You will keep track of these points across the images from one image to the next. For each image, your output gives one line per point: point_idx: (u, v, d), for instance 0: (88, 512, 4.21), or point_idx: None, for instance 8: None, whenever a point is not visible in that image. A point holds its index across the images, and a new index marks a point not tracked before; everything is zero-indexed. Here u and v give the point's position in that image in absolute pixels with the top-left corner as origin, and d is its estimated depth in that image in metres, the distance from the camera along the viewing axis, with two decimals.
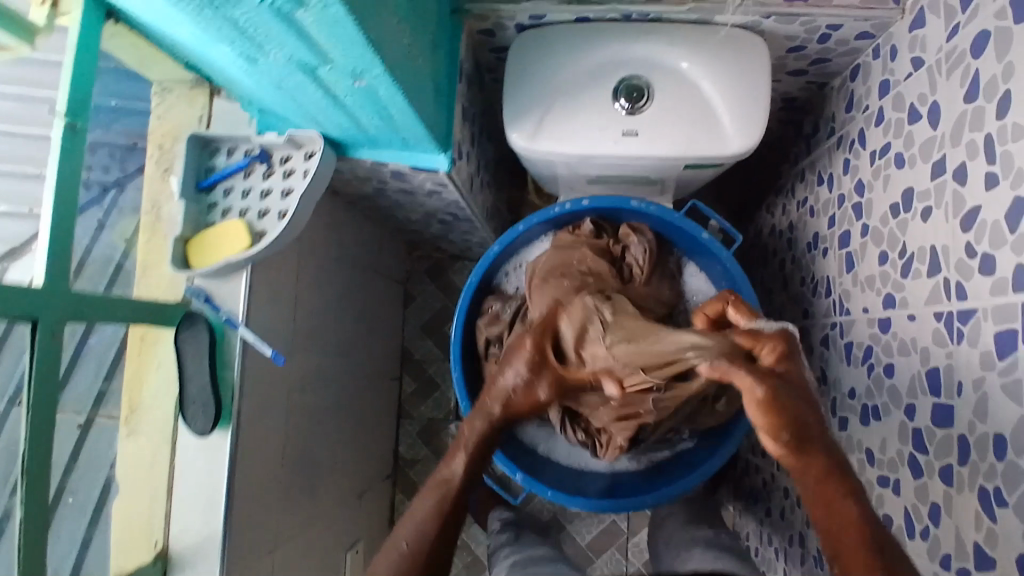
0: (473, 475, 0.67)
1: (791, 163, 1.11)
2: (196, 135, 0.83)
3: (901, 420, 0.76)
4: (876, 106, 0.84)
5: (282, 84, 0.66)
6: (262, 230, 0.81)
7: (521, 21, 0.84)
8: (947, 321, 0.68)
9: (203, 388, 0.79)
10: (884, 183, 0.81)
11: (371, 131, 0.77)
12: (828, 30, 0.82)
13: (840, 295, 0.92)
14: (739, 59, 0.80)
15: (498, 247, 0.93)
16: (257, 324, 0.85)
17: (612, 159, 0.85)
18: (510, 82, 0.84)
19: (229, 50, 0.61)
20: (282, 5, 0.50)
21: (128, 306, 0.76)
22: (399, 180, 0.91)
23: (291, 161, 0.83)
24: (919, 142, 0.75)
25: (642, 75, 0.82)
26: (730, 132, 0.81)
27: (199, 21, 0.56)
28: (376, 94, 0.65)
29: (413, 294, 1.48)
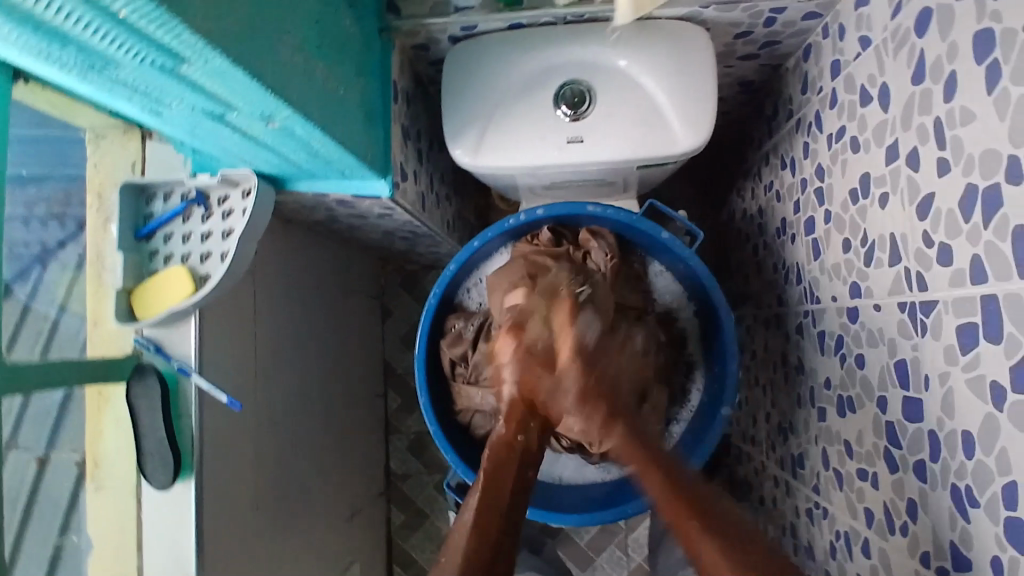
0: (502, 511, 0.61)
1: (755, 146, 1.07)
2: (129, 183, 0.80)
3: (875, 413, 0.74)
4: (829, 87, 0.80)
5: (197, 130, 0.63)
6: (205, 273, 0.79)
7: (454, 34, 0.81)
8: (911, 312, 0.65)
9: (159, 442, 0.77)
10: (842, 168, 0.78)
11: (304, 165, 0.74)
12: (772, 14, 0.78)
13: (808, 284, 0.89)
14: (681, 52, 0.77)
15: (454, 266, 0.90)
16: (210, 368, 0.83)
17: (559, 167, 0.82)
18: (447, 98, 0.81)
19: (131, 104, 0.58)
20: (162, 62, 0.47)
21: (71, 366, 0.73)
22: (345, 207, 0.88)
23: (228, 200, 0.80)
24: (872, 126, 0.71)
25: (583, 78, 0.79)
26: (677, 130, 0.78)
27: (89, 81, 0.53)
28: (294, 132, 0.62)
29: (391, 308, 1.46)
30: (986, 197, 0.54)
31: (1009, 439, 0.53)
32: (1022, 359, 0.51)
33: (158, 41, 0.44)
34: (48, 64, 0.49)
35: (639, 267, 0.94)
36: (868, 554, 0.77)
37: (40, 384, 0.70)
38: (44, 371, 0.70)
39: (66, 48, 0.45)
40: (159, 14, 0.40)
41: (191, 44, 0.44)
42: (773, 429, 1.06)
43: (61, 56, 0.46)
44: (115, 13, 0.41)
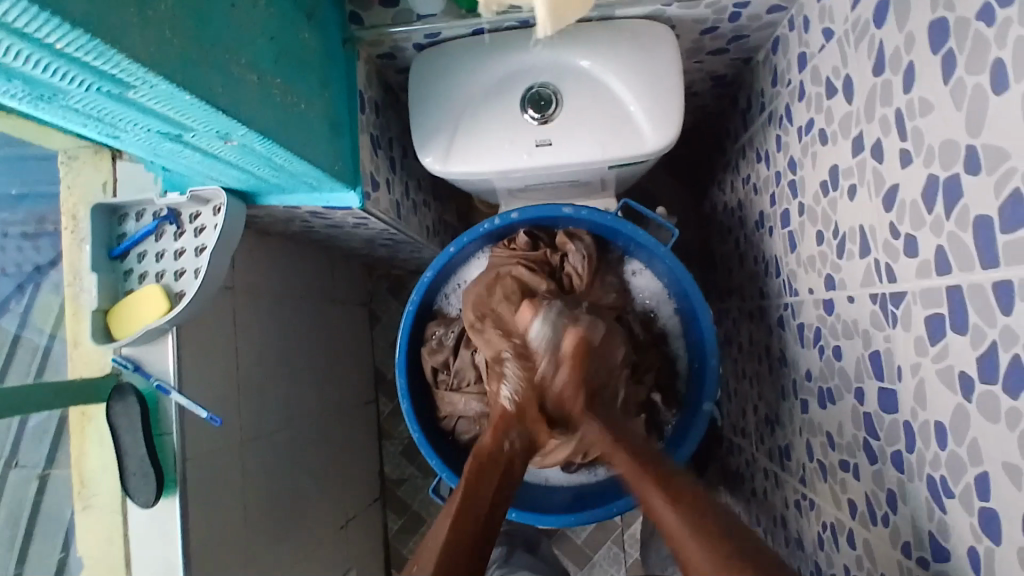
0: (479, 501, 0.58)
1: (733, 139, 1.07)
2: (101, 204, 0.80)
3: (853, 404, 0.74)
4: (797, 79, 0.80)
5: (159, 151, 0.63)
6: (180, 290, 0.79)
7: (419, 41, 0.81)
8: (882, 303, 0.65)
9: (141, 459, 0.78)
10: (812, 161, 0.78)
11: (272, 179, 0.74)
12: (736, 9, 0.78)
13: (787, 276, 0.89)
14: (646, 51, 0.76)
15: (431, 272, 0.90)
16: (190, 384, 0.83)
17: (530, 170, 0.82)
18: (414, 107, 0.81)
19: (88, 129, 0.58)
20: (108, 88, 0.47)
21: (48, 390, 0.74)
22: (320, 218, 0.88)
23: (200, 216, 0.80)
24: (838, 118, 0.71)
25: (548, 81, 0.79)
26: (644, 129, 0.77)
27: (42, 109, 0.53)
28: (255, 149, 0.62)
29: (379, 314, 1.46)
30: (947, 187, 0.54)
31: (978, 430, 0.53)
32: (987, 350, 0.51)
33: (99, 69, 0.44)
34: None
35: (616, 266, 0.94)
36: (853, 545, 0.77)
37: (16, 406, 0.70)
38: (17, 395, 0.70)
39: (10, 80, 0.45)
40: (95, 43, 0.40)
41: (133, 70, 0.44)
42: (762, 421, 1.05)
43: (7, 87, 0.46)
44: (51, 45, 0.41)
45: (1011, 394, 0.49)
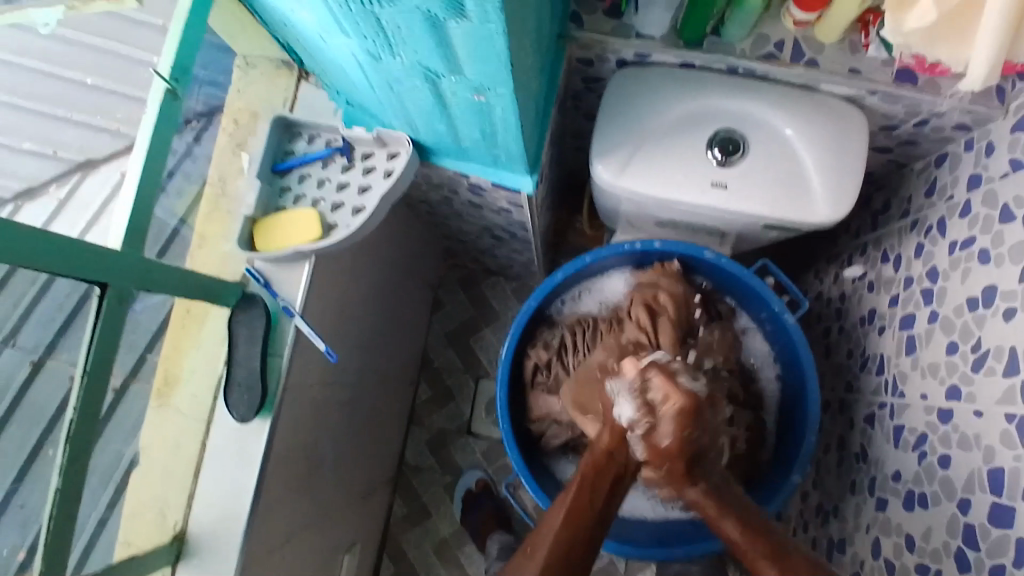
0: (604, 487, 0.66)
1: (851, 234, 1.10)
2: (281, 117, 0.81)
3: (951, 513, 0.75)
4: (962, 197, 0.83)
5: (395, 85, 0.64)
6: (334, 222, 0.79)
7: (625, 58, 0.84)
8: (1021, 424, 0.68)
9: (251, 373, 0.77)
10: (961, 276, 0.81)
11: (465, 143, 0.75)
12: (928, 115, 0.82)
13: (893, 376, 0.91)
14: (840, 129, 0.80)
15: (562, 274, 0.91)
16: (311, 314, 0.82)
17: (691, 206, 0.84)
18: (603, 117, 0.83)
19: (355, 45, 0.59)
20: (439, 13, 0.48)
21: (195, 278, 0.72)
22: (472, 193, 0.90)
23: (373, 157, 0.81)
24: (1009, 242, 0.74)
25: (739, 129, 0.81)
26: (818, 200, 0.80)
27: (337, 14, 0.54)
28: (490, 111, 0.64)
29: (442, 301, 1.47)
30: None
31: None
32: None
33: None
34: None
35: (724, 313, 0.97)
36: None
37: (170, 288, 0.69)
38: (175, 277, 0.69)
39: None
40: None
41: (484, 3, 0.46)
42: (812, 508, 1.06)
43: None
44: None
45: None
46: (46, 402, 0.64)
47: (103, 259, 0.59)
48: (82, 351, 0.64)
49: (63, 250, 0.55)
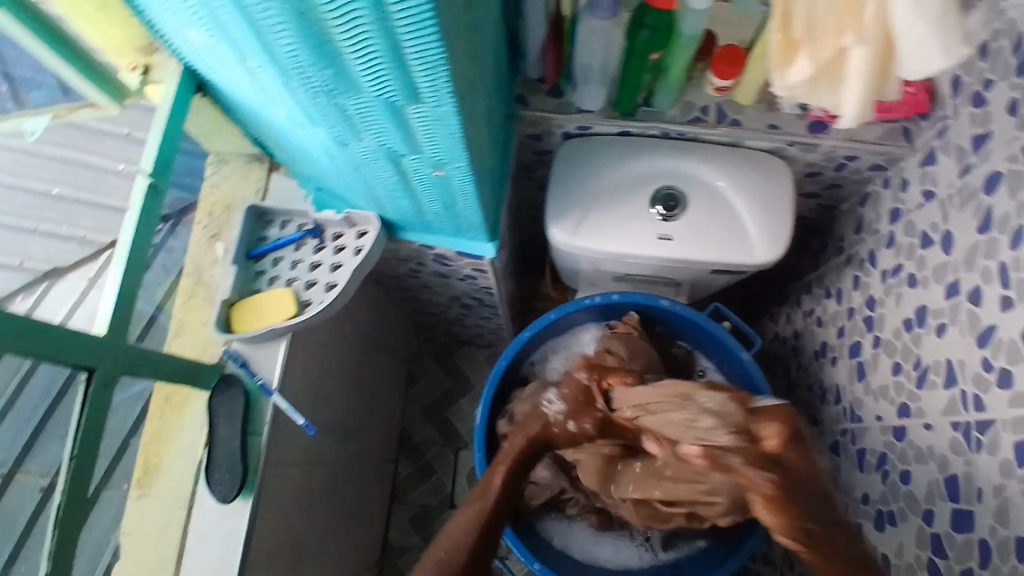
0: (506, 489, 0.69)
1: (797, 276, 1.18)
2: (254, 206, 0.86)
3: (919, 525, 0.79)
4: (885, 230, 0.91)
5: (361, 166, 0.70)
6: (307, 299, 0.83)
7: (569, 130, 0.92)
8: (965, 431, 0.73)
9: (232, 453, 0.79)
10: (895, 301, 0.88)
11: (428, 217, 0.81)
12: (844, 160, 0.91)
13: (850, 403, 0.96)
14: (766, 179, 0.88)
15: (530, 333, 0.96)
16: (287, 391, 0.85)
17: (642, 258, 0.90)
18: (554, 185, 0.91)
19: (323, 131, 0.65)
20: (398, 99, 0.54)
21: (170, 362, 0.75)
22: (438, 264, 0.95)
23: (343, 237, 0.86)
24: (931, 265, 0.81)
25: (677, 186, 0.89)
26: (756, 243, 0.87)
27: (307, 104, 0.60)
28: (449, 183, 0.70)
29: (417, 376, 1.49)
30: None
31: None
32: None
33: (413, 80, 0.51)
34: (291, 81, 0.56)
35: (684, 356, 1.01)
36: None
37: (147, 368, 0.72)
38: (152, 357, 0.72)
39: (325, 68, 0.52)
40: (439, 58, 0.48)
41: (438, 89, 0.52)
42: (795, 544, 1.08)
43: (312, 73, 0.53)
44: (400, 52, 0.48)
45: None
46: (16, 514, 0.67)
47: (80, 339, 0.63)
48: (69, 438, 0.65)
49: (42, 332, 0.59)
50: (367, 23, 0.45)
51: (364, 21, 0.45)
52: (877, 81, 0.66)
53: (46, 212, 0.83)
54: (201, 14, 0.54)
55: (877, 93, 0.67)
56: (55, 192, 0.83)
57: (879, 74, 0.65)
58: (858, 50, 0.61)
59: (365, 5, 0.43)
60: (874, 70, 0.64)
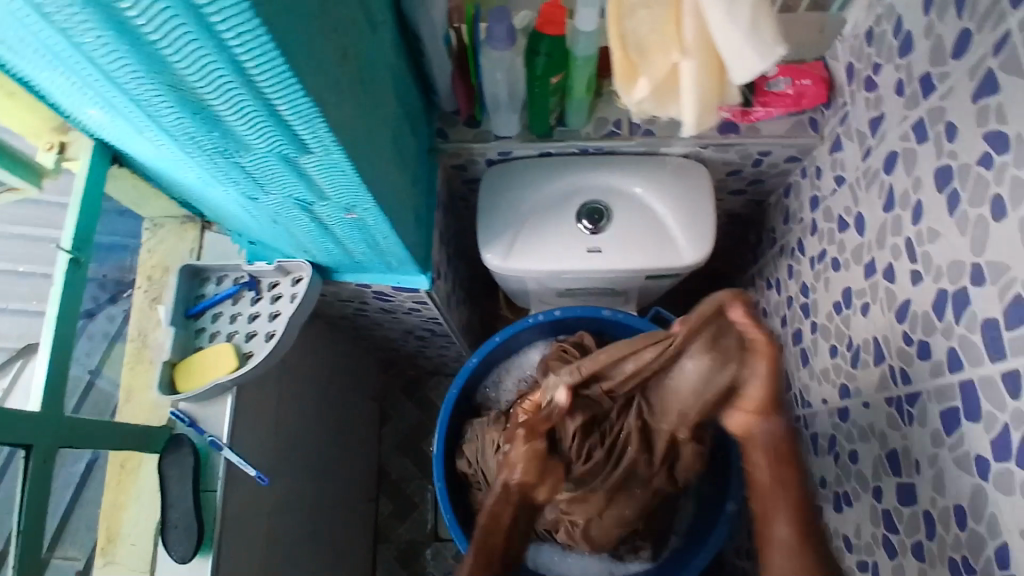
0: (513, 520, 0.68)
1: (741, 271, 1.20)
2: (188, 266, 0.87)
3: (870, 503, 0.80)
4: (809, 218, 0.94)
5: (278, 218, 0.72)
6: (249, 351, 0.84)
7: (491, 157, 0.95)
8: (898, 406, 0.74)
9: (186, 512, 0.79)
10: (825, 286, 0.90)
11: (357, 257, 0.83)
12: (759, 156, 0.93)
13: (799, 389, 0.98)
14: (684, 182, 0.91)
15: (476, 359, 0.97)
16: (239, 444, 0.86)
17: (575, 272, 0.92)
18: (483, 211, 0.93)
19: (233, 190, 0.67)
20: (288, 151, 0.56)
21: (118, 430, 0.76)
22: (380, 301, 0.96)
23: (278, 286, 0.88)
24: (850, 248, 0.83)
25: (600, 199, 0.92)
26: (682, 245, 0.89)
27: (209, 166, 0.62)
28: (365, 224, 0.72)
29: (389, 413, 1.49)
30: (955, 298, 0.64)
31: (997, 507, 0.60)
32: (999, 432, 0.59)
33: (295, 132, 0.53)
34: (187, 147, 0.58)
35: None
36: None
37: (89, 440, 0.72)
38: (93, 427, 0.72)
39: (212, 132, 0.54)
40: (311, 108, 0.50)
41: (321, 137, 0.54)
42: None
43: (202, 138, 0.55)
44: (273, 107, 0.50)
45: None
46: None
47: (14, 418, 0.63)
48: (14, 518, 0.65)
49: None
50: (233, 84, 0.47)
51: (230, 82, 0.47)
52: (711, 93, 0.66)
53: (11, 291, 0.83)
54: (92, 94, 0.56)
55: (715, 102, 0.68)
56: (21, 269, 0.83)
57: (710, 85, 0.66)
58: (687, 62, 0.63)
59: (225, 68, 0.46)
60: (704, 80, 0.65)
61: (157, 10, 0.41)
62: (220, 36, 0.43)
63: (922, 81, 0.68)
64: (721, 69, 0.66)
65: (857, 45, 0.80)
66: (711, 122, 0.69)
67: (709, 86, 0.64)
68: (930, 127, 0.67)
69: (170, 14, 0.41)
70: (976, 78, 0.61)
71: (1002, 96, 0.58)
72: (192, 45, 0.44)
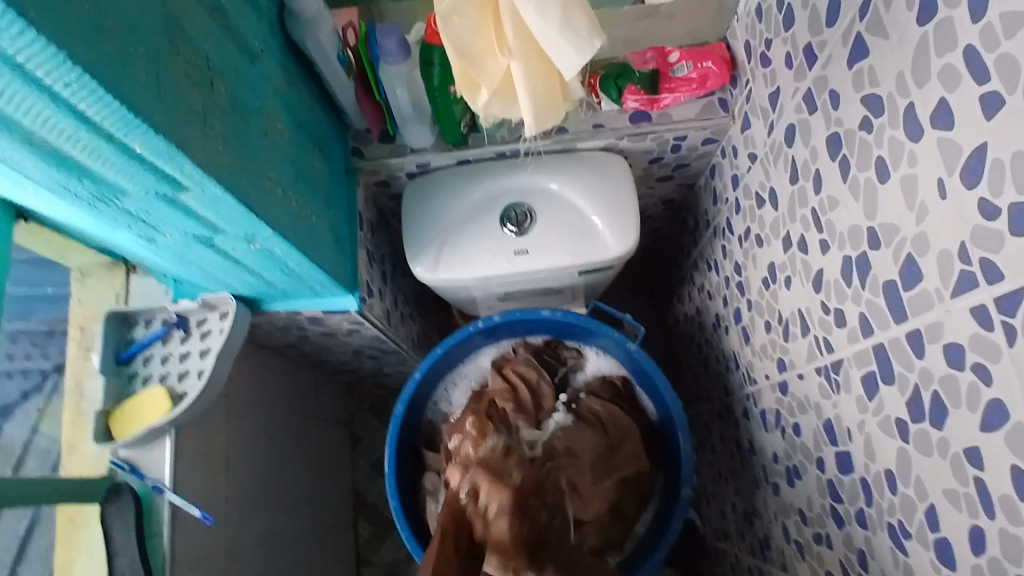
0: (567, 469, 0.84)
1: (685, 255, 1.20)
2: (114, 312, 0.87)
3: (817, 475, 0.80)
4: (733, 197, 0.94)
5: (186, 256, 0.72)
6: (182, 391, 0.84)
7: (410, 171, 0.95)
8: (827, 374, 0.73)
9: (133, 561, 0.77)
10: (753, 262, 0.90)
11: (279, 285, 0.83)
12: (676, 141, 0.94)
13: (745, 368, 0.98)
14: (602, 175, 0.91)
15: (420, 373, 0.98)
16: (183, 487, 0.85)
17: (505, 277, 0.92)
18: (408, 226, 0.92)
19: (130, 234, 0.67)
20: (165, 191, 0.56)
21: (50, 484, 0.74)
22: (317, 326, 0.96)
23: (207, 322, 0.88)
24: (769, 223, 0.83)
25: (523, 202, 0.92)
26: (606, 236, 0.89)
27: (97, 214, 0.62)
28: (273, 253, 0.72)
29: (360, 434, 1.49)
30: (858, 264, 0.64)
31: (920, 467, 0.59)
32: (912, 391, 0.59)
33: (163, 172, 0.53)
34: (66, 198, 0.58)
35: (574, 359, 1.04)
36: None
37: (20, 499, 0.71)
38: (24, 486, 0.71)
39: (81, 180, 0.54)
40: (169, 148, 0.50)
41: (190, 173, 0.54)
42: (740, 517, 1.07)
43: (76, 188, 0.55)
44: (132, 150, 0.50)
45: (938, 425, 0.56)
46: None
47: None
48: None
49: None
50: (83, 133, 0.47)
51: (79, 132, 0.47)
52: (546, 89, 0.68)
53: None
54: None
55: (558, 98, 0.69)
56: None
57: (545, 85, 0.67)
58: (513, 64, 0.64)
59: (69, 119, 0.46)
60: (536, 81, 0.66)
61: None
62: (53, 90, 0.43)
63: (807, 52, 0.68)
64: (554, 76, 0.68)
65: (751, 23, 0.80)
66: (556, 119, 0.71)
67: (541, 84, 0.66)
68: (818, 97, 0.67)
69: None
70: (849, 44, 0.61)
71: (872, 59, 0.58)
72: (28, 101, 0.44)
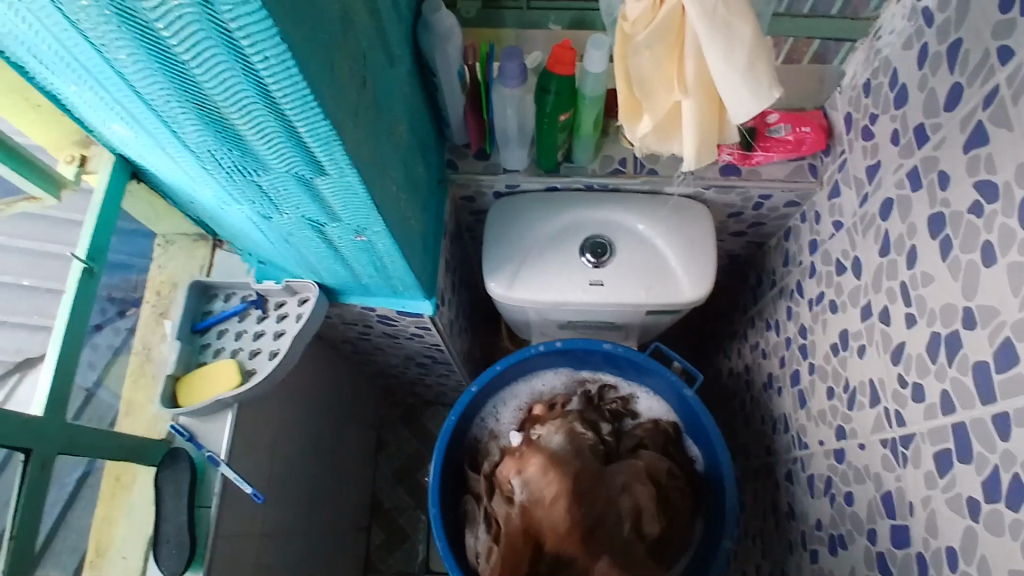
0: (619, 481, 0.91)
1: (742, 311, 1.22)
2: (198, 282, 0.89)
3: (865, 545, 0.79)
4: (808, 260, 0.96)
5: (290, 238, 0.74)
6: (252, 367, 0.86)
7: (498, 189, 0.98)
8: (893, 447, 0.74)
9: (179, 528, 0.78)
10: (822, 327, 0.91)
11: (364, 279, 0.85)
12: (760, 198, 0.96)
13: (796, 431, 0.98)
14: (685, 220, 0.93)
15: (477, 387, 0.99)
16: (235, 462, 0.86)
17: (577, 304, 0.94)
18: (490, 242, 0.94)
19: (247, 208, 0.69)
20: (305, 173, 0.59)
21: (112, 439, 0.75)
22: (384, 324, 0.98)
23: (285, 305, 0.90)
24: (847, 290, 0.85)
25: (605, 234, 0.94)
26: (682, 279, 0.91)
27: (226, 185, 0.64)
28: (374, 247, 0.74)
29: (386, 439, 1.50)
30: (948, 341, 0.65)
31: (987, 548, 0.60)
32: (991, 472, 0.59)
33: (312, 155, 0.56)
34: (207, 165, 0.60)
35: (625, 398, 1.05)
36: None
37: (86, 447, 0.72)
38: (90, 435, 0.72)
39: (233, 151, 0.56)
40: (329, 132, 0.53)
41: (338, 160, 0.57)
42: None
43: (223, 157, 0.58)
44: (295, 129, 0.53)
45: (1016, 509, 0.57)
46: None
47: (13, 422, 0.63)
48: (10, 511, 0.64)
49: None
50: (257, 106, 0.50)
51: (255, 105, 0.50)
52: (709, 127, 0.70)
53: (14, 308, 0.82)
54: (120, 112, 0.59)
55: (715, 135, 0.71)
56: (26, 283, 0.83)
57: (709, 121, 0.69)
58: (687, 102, 0.67)
59: (252, 91, 0.48)
60: (703, 119, 0.68)
61: (190, 34, 0.43)
62: (251, 62, 0.46)
63: (917, 131, 0.71)
64: (717, 104, 0.69)
65: (855, 96, 0.83)
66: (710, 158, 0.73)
67: (708, 122, 0.68)
68: (925, 175, 0.69)
69: (205, 39, 0.44)
70: (966, 130, 0.63)
71: (992, 146, 0.60)
72: (222, 69, 0.46)
